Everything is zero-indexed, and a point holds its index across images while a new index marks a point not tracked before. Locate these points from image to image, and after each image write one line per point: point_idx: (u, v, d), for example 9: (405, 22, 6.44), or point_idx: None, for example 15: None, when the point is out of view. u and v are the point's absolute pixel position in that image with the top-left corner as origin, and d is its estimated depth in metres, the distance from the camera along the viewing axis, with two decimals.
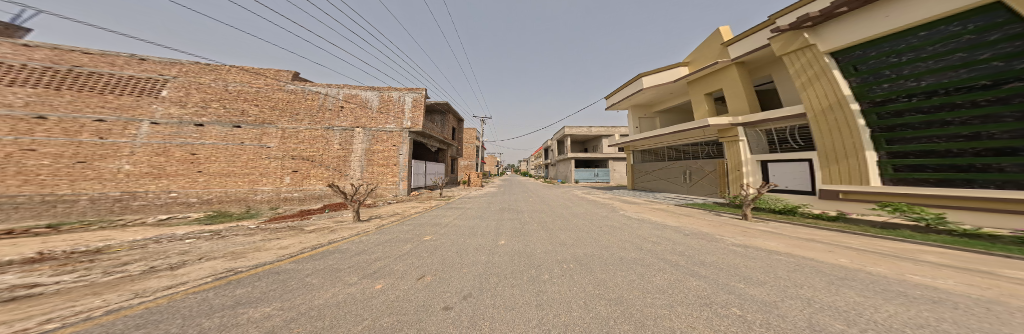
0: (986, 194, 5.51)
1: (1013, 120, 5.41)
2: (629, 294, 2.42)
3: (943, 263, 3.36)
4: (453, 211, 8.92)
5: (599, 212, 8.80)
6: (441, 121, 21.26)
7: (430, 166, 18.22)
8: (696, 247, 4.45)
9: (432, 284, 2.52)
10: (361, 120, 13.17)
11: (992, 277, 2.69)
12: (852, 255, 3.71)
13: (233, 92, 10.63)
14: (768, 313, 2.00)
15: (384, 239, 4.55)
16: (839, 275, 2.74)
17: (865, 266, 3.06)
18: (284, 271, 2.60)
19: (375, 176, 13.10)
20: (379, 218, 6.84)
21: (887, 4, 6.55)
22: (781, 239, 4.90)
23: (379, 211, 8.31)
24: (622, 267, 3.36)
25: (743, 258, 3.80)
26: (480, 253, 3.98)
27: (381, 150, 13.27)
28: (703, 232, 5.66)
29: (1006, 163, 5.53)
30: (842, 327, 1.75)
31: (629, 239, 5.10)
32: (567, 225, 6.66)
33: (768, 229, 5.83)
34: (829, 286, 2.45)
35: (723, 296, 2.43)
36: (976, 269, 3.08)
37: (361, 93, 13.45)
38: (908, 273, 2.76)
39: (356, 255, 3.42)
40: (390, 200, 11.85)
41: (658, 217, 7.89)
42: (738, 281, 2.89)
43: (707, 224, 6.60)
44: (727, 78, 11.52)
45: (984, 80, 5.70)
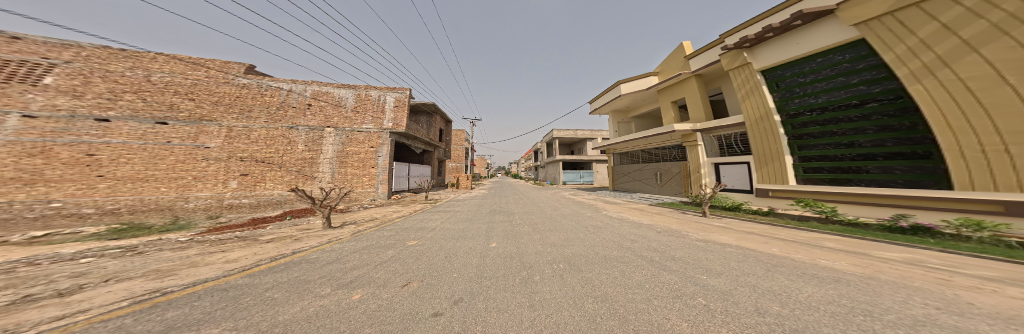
0: (866, 191, 6.65)
1: (873, 132, 6.79)
2: (616, 292, 2.54)
3: (851, 250, 4.00)
4: (442, 214, 8.70)
5: (584, 213, 9.18)
6: (426, 122, 20.60)
7: (414, 168, 17.53)
8: (666, 243, 4.85)
9: (420, 290, 2.45)
10: (330, 119, 12.30)
11: (875, 260, 3.30)
12: (781, 245, 4.31)
13: (157, 83, 9.19)
14: (726, 301, 2.25)
15: (363, 246, 4.31)
16: (774, 263, 3.16)
17: (791, 253, 3.58)
18: (234, 286, 2.36)
19: (348, 180, 12.26)
20: (355, 223, 6.45)
21: (797, 33, 8.02)
22: (733, 233, 5.45)
23: (353, 216, 7.81)
24: (607, 265, 3.55)
25: (703, 251, 4.22)
26: (468, 256, 3.91)
27: (356, 152, 12.53)
28: (672, 229, 6.17)
29: (871, 166, 6.83)
30: (776, 307, 2.02)
31: (611, 237, 5.39)
32: (556, 225, 6.83)
33: (722, 225, 6.53)
34: (770, 273, 2.78)
35: (690, 288, 2.69)
36: (873, 254, 3.75)
37: (326, 90, 12.57)
38: (818, 258, 3.29)
39: (328, 265, 3.19)
40: (365, 205, 11.14)
41: (636, 216, 8.44)
42: (702, 273, 3.20)
43: (675, 222, 7.21)
44: (688, 88, 12.71)
45: (854, 100, 7.12)
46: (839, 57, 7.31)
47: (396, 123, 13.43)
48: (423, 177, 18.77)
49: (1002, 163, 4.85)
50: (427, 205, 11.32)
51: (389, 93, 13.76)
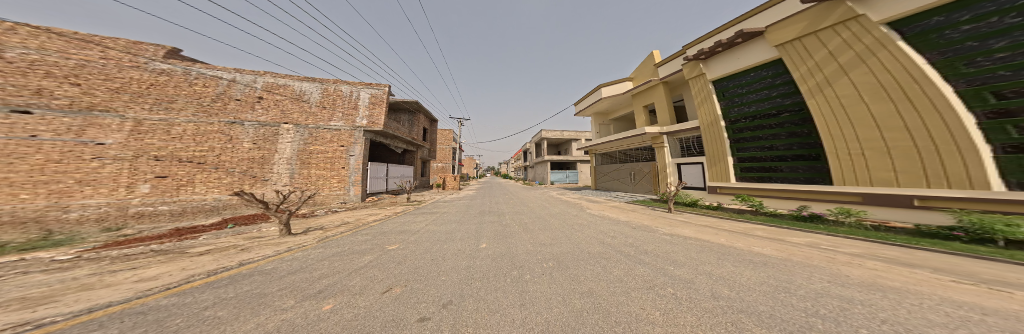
0: (788, 186, 8.06)
1: (784, 136, 8.49)
2: (601, 287, 2.64)
3: (783, 238, 4.68)
4: (427, 216, 8.40)
5: (571, 211, 9.46)
6: (408, 121, 19.76)
7: (394, 169, 16.70)
8: (640, 238, 5.20)
9: (403, 295, 2.34)
10: (287, 114, 10.95)
11: (801, 247, 3.89)
12: (729, 235, 4.90)
13: (14, 62, 6.61)
14: (689, 289, 2.50)
15: (332, 253, 3.98)
16: (722, 252, 3.59)
17: (740, 243, 4.08)
18: (160, 307, 2.03)
19: (315, 182, 11.22)
20: (322, 229, 5.91)
21: (738, 51, 9.51)
22: (692, 227, 6.02)
23: (320, 221, 7.13)
24: (591, 261, 3.70)
25: (669, 244, 4.62)
26: (461, 258, 3.83)
27: (325, 151, 11.51)
28: (645, 225, 6.64)
29: (784, 166, 8.46)
30: (726, 291, 2.30)
31: (593, 235, 5.63)
32: (542, 224, 6.97)
33: (684, 219, 7.21)
34: (723, 261, 3.12)
35: (660, 278, 2.92)
36: (801, 242, 4.41)
37: (287, 83, 11.23)
38: (759, 247, 3.78)
39: (290, 275, 2.90)
40: (336, 208, 10.28)
41: (614, 213, 8.93)
42: (669, 264, 3.50)
43: (647, 217, 7.78)
44: (656, 94, 13.79)
45: (773, 109, 8.75)
46: (765, 73, 8.89)
47: (372, 121, 12.55)
48: (404, 178, 17.87)
49: (862, 162, 6.55)
50: (410, 207, 10.84)
51: (364, 90, 12.92)
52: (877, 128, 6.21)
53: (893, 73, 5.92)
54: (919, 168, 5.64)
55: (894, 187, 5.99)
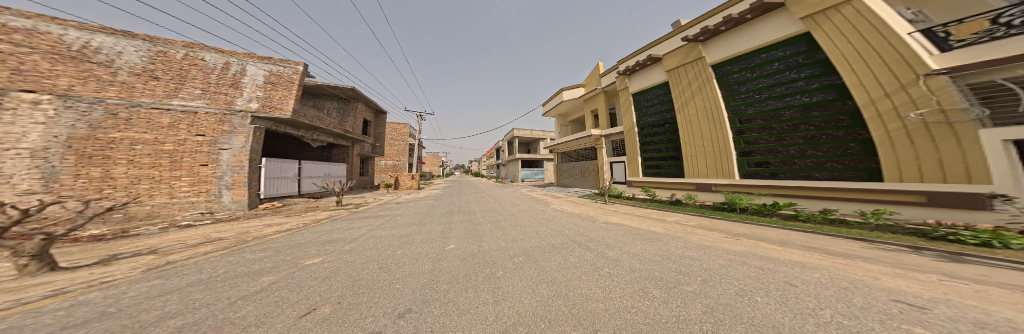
0: (670, 179, 10.45)
1: (663, 142, 10.95)
2: (563, 276, 2.76)
3: (679, 221, 6.07)
4: (372, 220, 7.07)
5: (536, 207, 9.72)
6: (340, 111, 16.05)
7: (312, 167, 13.31)
8: (591, 228, 5.72)
9: (336, 314, 1.84)
10: (11, 80, 5.99)
11: (696, 230, 5.13)
12: (651, 222, 5.99)
13: None
14: (621, 267, 2.95)
15: (204, 281, 2.86)
16: (645, 239, 4.35)
17: (659, 231, 5.06)
18: None
19: (148, 188, 7.25)
20: (174, 251, 4.15)
21: (642, 72, 11.78)
22: (624, 215, 7.22)
23: (172, 241, 4.91)
24: (558, 252, 3.86)
25: (610, 232, 5.24)
26: (424, 263, 3.32)
27: (156, 141, 7.44)
28: (593, 216, 7.44)
29: (665, 164, 10.90)
30: (643, 270, 2.81)
31: (556, 228, 5.89)
32: (508, 221, 6.91)
33: (615, 209, 8.61)
34: (645, 247, 3.78)
35: (602, 262, 3.31)
36: (688, 223, 5.76)
37: (43, 28, 6.49)
38: (671, 234, 4.73)
39: (99, 324, 1.89)
40: (199, 221, 7.01)
41: (570, 207, 9.77)
42: (605, 248, 4.02)
43: (592, 209, 8.87)
44: (599, 101, 15.89)
45: (659, 122, 11.13)
46: (656, 92, 11.23)
47: (263, 105, 9.43)
48: (327, 178, 14.18)
49: (692, 163, 9.57)
50: (341, 212, 8.77)
51: (256, 65, 9.69)
52: (701, 138, 9.25)
53: (711, 101, 8.97)
54: (713, 166, 8.87)
55: (709, 178, 8.98)
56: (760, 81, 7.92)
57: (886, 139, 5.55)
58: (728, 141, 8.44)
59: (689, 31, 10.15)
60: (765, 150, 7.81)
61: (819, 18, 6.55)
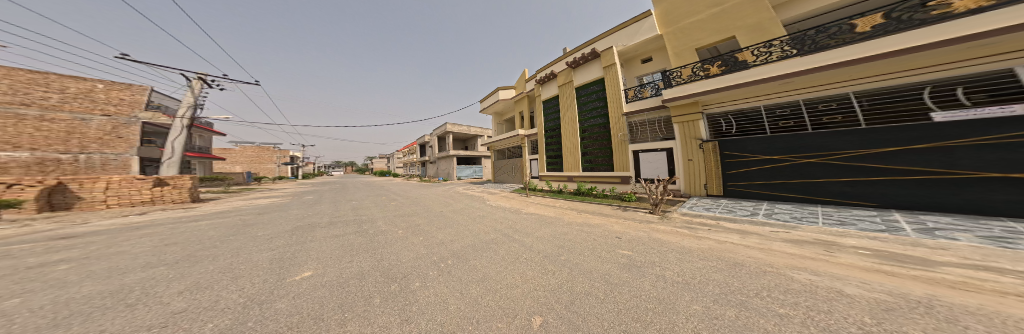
0: (557, 174, 12.47)
1: (553, 143, 12.89)
2: (494, 269, 2.61)
3: (577, 207, 7.15)
4: (61, 260, 3.13)
5: (467, 204, 8.58)
6: None
7: None
8: (515, 220, 5.45)
9: None
10: None
11: (587, 213, 6.06)
12: (564, 210, 6.70)
13: None
14: (544, 259, 3.01)
15: None
16: (557, 226, 4.71)
17: (566, 218, 5.57)
18: None
19: None
20: None
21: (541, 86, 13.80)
22: (533, 206, 7.77)
23: None
24: (486, 248, 3.38)
25: (534, 221, 5.25)
26: (245, 306, 1.79)
27: None
28: (514, 207, 7.39)
29: (553, 162, 12.92)
30: (560, 258, 3.03)
31: (487, 223, 5.21)
32: (411, 227, 5.28)
33: (528, 199, 9.40)
34: (556, 237, 4.00)
35: (523, 254, 3.20)
36: (581, 208, 6.81)
37: None
38: (575, 221, 5.24)
39: None
40: None
41: (502, 201, 8.98)
42: (523, 238, 3.95)
43: (512, 201, 9.06)
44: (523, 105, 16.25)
45: (551, 127, 13.13)
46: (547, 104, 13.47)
47: None
48: None
49: (566, 160, 11.95)
50: None
51: None
52: (569, 142, 11.86)
53: (570, 116, 11.83)
54: (573, 161, 11.62)
55: (575, 172, 11.43)
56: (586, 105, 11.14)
57: (615, 149, 9.92)
58: (578, 144, 11.38)
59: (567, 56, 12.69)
60: (590, 152, 10.96)
61: (608, 70, 10.29)
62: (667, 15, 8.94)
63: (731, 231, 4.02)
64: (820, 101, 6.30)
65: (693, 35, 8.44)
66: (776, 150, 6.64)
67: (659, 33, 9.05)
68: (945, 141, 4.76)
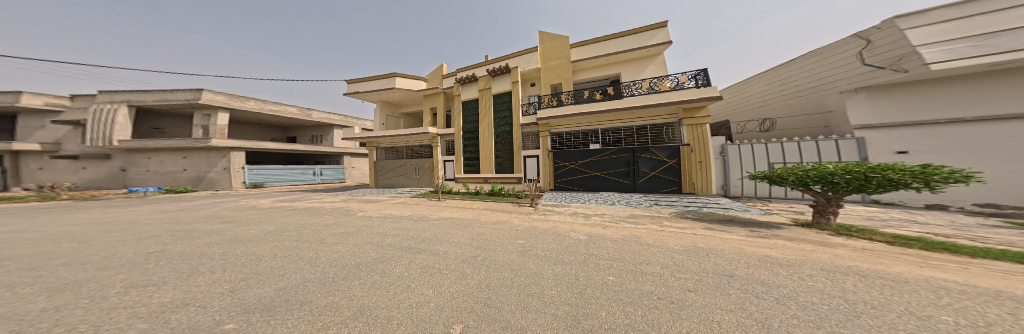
0: (474, 175, 12.63)
1: (471, 145, 13.03)
2: (421, 268, 2.41)
3: (492, 207, 7.34)
4: None
5: (339, 216, 6.19)
6: None
7: None
8: (417, 228, 4.72)
9: None
10: None
11: (492, 213, 6.42)
12: (472, 211, 6.81)
13: None
14: (461, 251, 3.05)
15: None
16: (468, 226, 4.83)
17: (475, 218, 5.74)
18: None
19: None
20: None
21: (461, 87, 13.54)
22: (449, 209, 7.38)
23: None
24: (401, 253, 2.97)
25: (440, 228, 4.79)
26: None
27: None
28: (417, 215, 6.43)
29: (470, 164, 13.04)
30: (474, 248, 3.20)
31: (383, 233, 4.29)
32: (242, 245, 3.41)
33: (443, 203, 8.56)
34: (470, 233, 4.11)
35: (440, 252, 3.08)
36: (494, 208, 7.11)
37: None
38: (482, 220, 5.46)
39: None
40: None
41: (395, 210, 7.16)
42: (435, 242, 3.65)
43: (420, 207, 7.74)
44: (436, 101, 14.95)
45: (469, 129, 13.18)
46: (467, 106, 13.41)
47: None
48: None
49: (483, 162, 12.33)
50: None
51: None
52: (485, 145, 12.33)
53: (487, 120, 12.41)
54: (489, 163, 12.16)
55: (491, 173, 12.04)
56: (502, 113, 12.16)
57: (517, 153, 11.37)
58: (492, 147, 12.14)
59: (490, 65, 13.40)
60: (503, 155, 12.00)
61: (517, 85, 11.71)
62: (545, 55, 11.78)
63: (588, 214, 5.66)
64: (577, 132, 10.43)
65: (552, 73, 11.52)
66: (563, 160, 10.41)
67: (540, 66, 11.73)
68: (598, 155, 9.92)
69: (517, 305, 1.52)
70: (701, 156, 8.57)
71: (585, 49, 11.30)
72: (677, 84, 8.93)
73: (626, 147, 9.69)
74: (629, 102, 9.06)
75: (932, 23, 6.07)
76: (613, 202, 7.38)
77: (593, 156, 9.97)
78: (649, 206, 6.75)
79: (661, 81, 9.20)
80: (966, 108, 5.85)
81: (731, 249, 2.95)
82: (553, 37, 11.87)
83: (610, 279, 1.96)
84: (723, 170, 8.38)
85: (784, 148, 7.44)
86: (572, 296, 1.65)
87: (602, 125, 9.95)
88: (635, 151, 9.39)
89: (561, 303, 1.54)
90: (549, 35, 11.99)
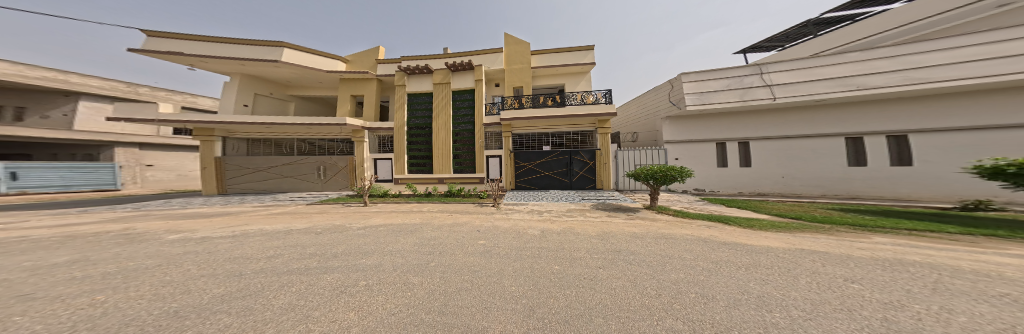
0: (423, 176, 11.52)
1: (426, 143, 12.13)
2: (386, 268, 2.35)
3: (440, 210, 6.92)
4: None
5: (154, 238, 3.95)
6: None
7: None
8: (305, 242, 3.38)
9: None
10: None
11: (427, 217, 5.83)
12: (413, 215, 6.19)
13: None
14: (409, 254, 2.92)
15: None
16: (409, 230, 4.45)
17: (419, 222, 5.31)
18: None
19: None
20: None
21: (413, 78, 12.43)
22: (385, 214, 6.32)
23: None
24: (351, 254, 2.77)
25: (360, 237, 3.80)
26: None
27: None
28: (321, 226, 4.65)
29: (424, 162, 12.09)
30: (415, 253, 3.02)
31: (280, 246, 3.18)
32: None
33: (377, 209, 7.28)
34: (411, 238, 3.79)
35: (387, 254, 2.90)
36: (442, 211, 6.67)
37: None
38: (421, 224, 5.01)
39: None
40: None
41: (276, 223, 4.95)
42: (380, 244, 3.33)
43: (332, 216, 6.02)
44: (366, 89, 12.81)
45: (423, 125, 12.23)
46: (421, 99, 12.38)
47: None
48: None
49: (435, 162, 11.76)
50: None
51: None
52: (443, 143, 11.77)
53: (444, 117, 11.92)
54: (445, 163, 11.68)
55: (449, 173, 11.51)
56: (463, 111, 11.87)
57: (480, 152, 11.29)
58: (451, 146, 11.72)
59: (450, 59, 12.84)
60: (465, 155, 11.72)
61: (480, 83, 11.64)
62: (510, 58, 12.06)
63: (535, 213, 5.81)
64: (533, 134, 11.02)
65: (516, 76, 11.85)
66: (519, 160, 10.88)
67: (505, 68, 11.98)
68: (546, 157, 10.68)
69: (479, 307, 1.53)
70: (607, 158, 10.16)
71: (545, 57, 12.02)
72: (597, 97, 10.27)
73: (568, 149, 10.63)
74: (560, 110, 10.14)
75: (696, 80, 9.45)
76: (541, 198, 8.29)
77: (546, 156, 10.67)
78: (568, 199, 7.93)
79: (588, 94, 10.39)
80: (704, 135, 9.69)
81: (648, 236, 3.69)
82: (517, 41, 12.25)
83: (556, 268, 2.23)
84: (617, 168, 10.28)
85: (632, 155, 10.24)
86: (529, 290, 1.76)
87: (551, 129, 10.73)
88: (572, 154, 10.48)
89: (521, 297, 1.64)
90: (513, 38, 12.34)
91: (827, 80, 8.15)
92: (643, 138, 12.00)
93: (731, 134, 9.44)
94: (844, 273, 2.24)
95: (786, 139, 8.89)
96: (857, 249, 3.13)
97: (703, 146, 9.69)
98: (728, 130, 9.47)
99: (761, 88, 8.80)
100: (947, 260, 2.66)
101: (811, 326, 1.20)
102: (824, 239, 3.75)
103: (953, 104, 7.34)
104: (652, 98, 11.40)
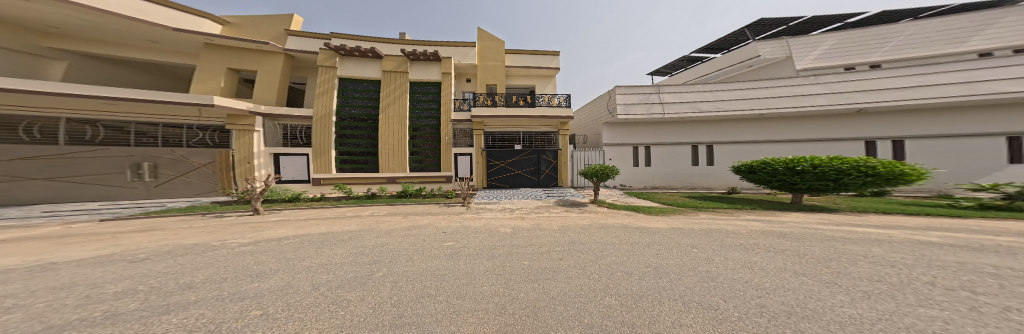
0: (363, 175, 10.03)
1: (370, 138, 10.71)
2: (327, 284, 2.04)
3: (380, 214, 6.17)
4: None
5: None
6: None
7: None
8: (186, 265, 2.62)
9: None
10: None
11: (363, 223, 5.07)
12: (344, 221, 5.33)
13: None
14: (351, 267, 2.54)
15: None
16: (343, 239, 3.85)
17: (352, 229, 4.60)
18: None
19: None
20: None
21: (353, 61, 10.77)
22: (293, 224, 5.11)
23: None
24: (269, 275, 2.25)
25: (256, 254, 3.03)
26: None
27: None
28: (180, 247, 3.45)
29: (369, 159, 10.60)
30: (351, 265, 2.61)
31: (131, 276, 2.31)
32: None
33: (279, 218, 5.85)
34: (350, 248, 3.29)
35: (319, 269, 2.46)
36: (382, 216, 5.92)
37: None
38: (364, 231, 4.37)
39: None
40: None
41: (76, 251, 3.35)
42: (299, 260, 2.79)
43: (201, 231, 4.49)
44: (260, 63, 10.18)
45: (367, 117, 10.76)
46: (365, 86, 10.88)
47: None
48: None
49: (383, 159, 10.38)
50: None
51: None
52: (392, 137, 10.51)
53: (391, 108, 10.66)
54: (396, 160, 10.47)
55: (402, 171, 10.37)
56: (422, 103, 11.00)
57: (443, 149, 10.61)
58: (406, 141, 10.58)
59: (407, 45, 11.66)
60: (427, 151, 10.86)
61: (445, 76, 10.97)
62: (483, 53, 11.77)
63: (487, 212, 5.81)
64: (505, 133, 10.96)
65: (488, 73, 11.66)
66: (490, 158, 10.75)
67: (476, 63, 11.61)
68: (517, 156, 10.87)
69: (448, 310, 1.48)
70: (565, 158, 11.05)
71: (516, 57, 12.23)
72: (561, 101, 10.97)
73: (537, 149, 11.03)
74: (526, 111, 10.51)
75: (624, 94, 11.17)
76: (512, 197, 8.36)
77: (516, 155, 10.87)
78: (535, 197, 8.26)
79: (553, 98, 10.98)
80: (626, 140, 11.42)
81: (594, 227, 4.17)
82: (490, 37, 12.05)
83: (519, 264, 2.31)
84: (573, 167, 11.27)
85: (575, 155, 11.33)
86: (501, 288, 1.76)
87: (520, 129, 10.93)
88: (540, 154, 10.96)
89: (492, 296, 1.63)
90: (485, 34, 12.09)
91: (685, 103, 10.79)
92: (591, 140, 13.40)
93: (640, 140, 11.36)
94: (694, 242, 3.15)
95: (666, 145, 11.22)
96: (713, 224, 4.38)
97: (625, 148, 11.39)
98: (640, 137, 11.36)
99: (657, 105, 10.93)
100: (726, 226, 4.14)
101: (709, 285, 1.70)
102: (682, 217, 5.10)
103: (746, 125, 10.72)
104: (595, 106, 12.99)
